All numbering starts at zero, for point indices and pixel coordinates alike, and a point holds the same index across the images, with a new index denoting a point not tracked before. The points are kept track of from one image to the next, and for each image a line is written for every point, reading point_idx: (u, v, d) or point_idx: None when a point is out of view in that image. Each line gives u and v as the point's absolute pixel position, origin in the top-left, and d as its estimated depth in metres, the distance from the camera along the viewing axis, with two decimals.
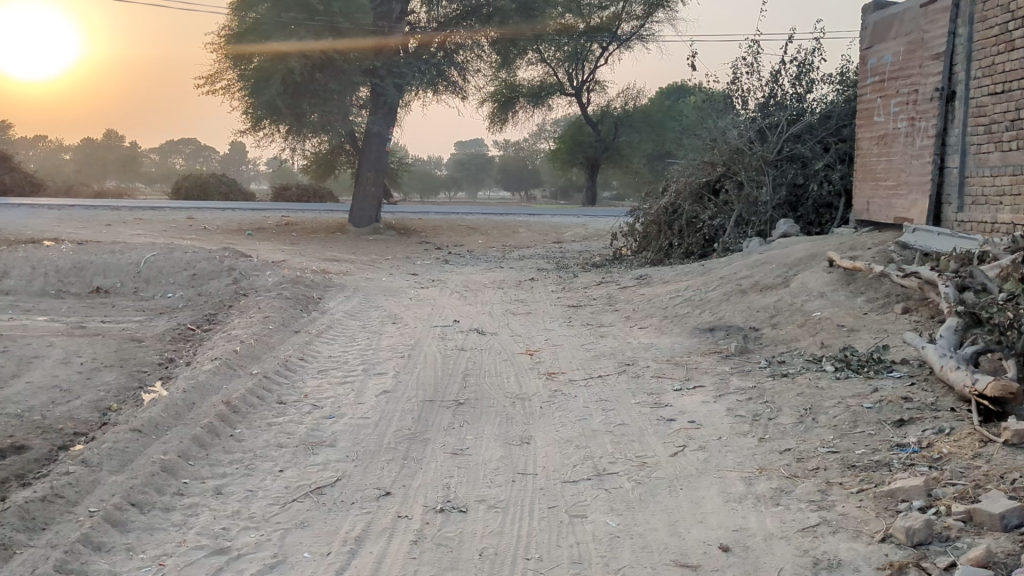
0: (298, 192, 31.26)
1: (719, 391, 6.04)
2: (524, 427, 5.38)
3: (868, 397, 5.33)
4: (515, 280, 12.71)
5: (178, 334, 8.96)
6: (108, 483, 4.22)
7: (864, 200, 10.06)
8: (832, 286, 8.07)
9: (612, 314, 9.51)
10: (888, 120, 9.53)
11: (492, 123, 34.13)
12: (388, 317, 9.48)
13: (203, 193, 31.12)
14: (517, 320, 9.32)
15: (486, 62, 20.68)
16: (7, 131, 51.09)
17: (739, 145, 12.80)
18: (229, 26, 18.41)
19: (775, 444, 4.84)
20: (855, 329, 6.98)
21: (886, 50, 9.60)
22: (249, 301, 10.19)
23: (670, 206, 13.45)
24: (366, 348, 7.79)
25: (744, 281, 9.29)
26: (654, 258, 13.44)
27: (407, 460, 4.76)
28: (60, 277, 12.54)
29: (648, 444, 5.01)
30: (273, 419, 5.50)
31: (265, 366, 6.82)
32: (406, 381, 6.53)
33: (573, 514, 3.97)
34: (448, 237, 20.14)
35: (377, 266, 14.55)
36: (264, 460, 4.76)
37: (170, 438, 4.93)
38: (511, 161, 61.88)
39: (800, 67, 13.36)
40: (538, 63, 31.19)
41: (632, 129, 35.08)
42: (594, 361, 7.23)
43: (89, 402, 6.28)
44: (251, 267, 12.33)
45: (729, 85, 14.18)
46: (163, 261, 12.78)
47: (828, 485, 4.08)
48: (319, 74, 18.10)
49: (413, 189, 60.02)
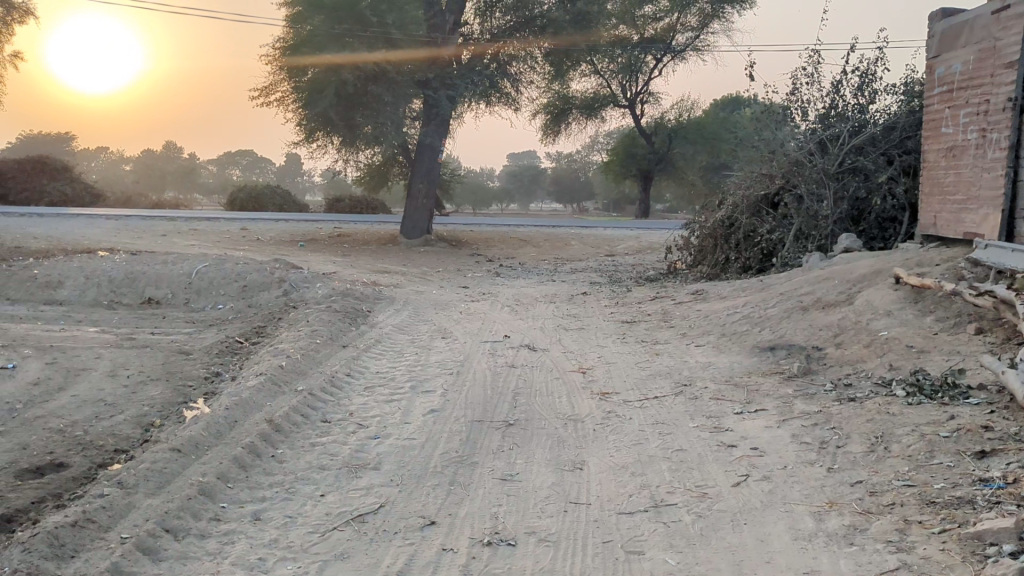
0: (351, 203, 31.40)
1: (783, 415, 5.73)
2: (576, 451, 5.15)
3: (943, 426, 4.97)
4: (568, 294, 12.45)
5: (226, 347, 8.86)
6: (143, 507, 4.08)
7: (931, 214, 9.64)
8: (899, 304, 7.70)
9: (667, 331, 9.22)
10: (958, 131, 9.11)
11: (545, 135, 33.95)
12: (438, 332, 9.29)
13: (258, 204, 31.36)
14: (569, 336, 9.08)
15: (539, 73, 20.49)
16: (70, 144, 52.22)
17: (799, 156, 12.43)
18: (285, 38, 18.53)
19: (844, 474, 4.53)
20: (926, 350, 6.62)
21: (956, 59, 9.19)
22: (297, 314, 10.08)
23: (726, 220, 13.10)
24: (416, 363, 7.61)
25: (805, 297, 8.94)
26: (711, 273, 13.10)
27: (454, 485, 4.55)
28: (113, 287, 12.59)
29: (708, 471, 4.73)
30: (316, 440, 5.32)
31: (311, 382, 6.66)
32: (454, 399, 6.32)
33: (630, 550, 3.72)
34: (499, 250, 19.96)
35: (428, 279, 14.40)
36: (306, 483, 4.58)
37: (209, 459, 4.78)
38: (564, 173, 61.67)
39: (863, 77, 12.93)
40: (591, 74, 30.96)
41: (686, 140, 34.68)
42: (649, 381, 6.96)
43: (132, 417, 6.17)
44: (301, 279, 12.25)
45: (788, 96, 13.80)
46: (214, 272, 12.77)
47: (906, 524, 3.76)
48: (372, 86, 18.07)
49: (466, 201, 60.11)
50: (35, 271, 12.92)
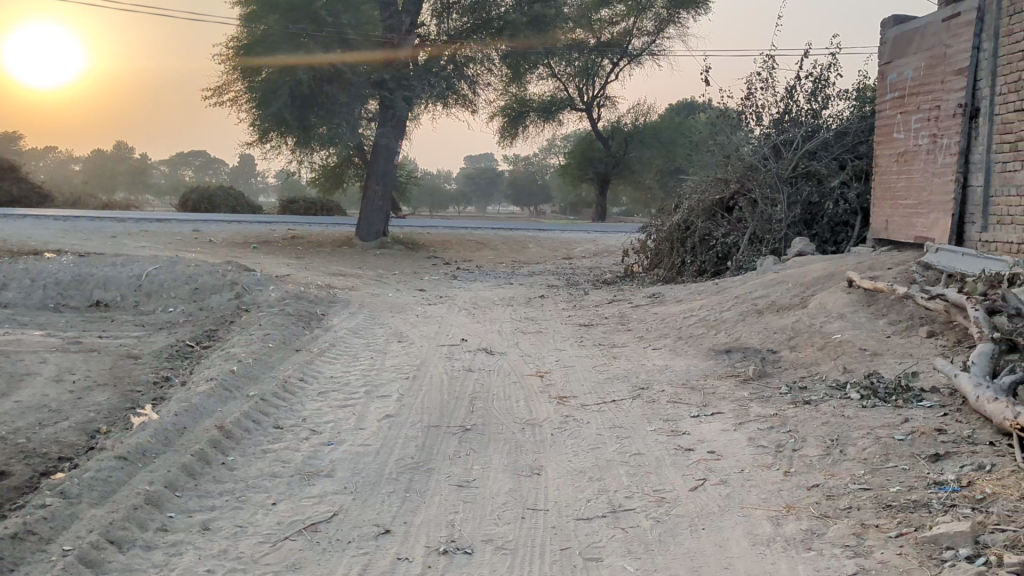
0: (306, 205, 31.10)
1: (739, 418, 5.73)
2: (533, 456, 5.09)
3: (898, 428, 5.00)
4: (525, 297, 12.40)
5: (177, 351, 8.68)
6: (86, 517, 3.95)
7: (883, 219, 9.75)
8: (852, 307, 7.76)
9: (624, 334, 9.21)
10: (909, 137, 9.22)
11: (502, 138, 33.91)
12: (394, 335, 9.20)
13: (210, 205, 30.94)
14: (526, 339, 9.03)
15: (497, 75, 20.46)
16: (18, 143, 51.24)
17: (754, 161, 12.52)
18: (239, 37, 18.28)
19: (802, 478, 4.53)
20: (879, 353, 6.67)
21: (907, 65, 9.31)
22: (250, 317, 9.92)
23: (682, 223, 13.15)
24: (371, 367, 7.51)
25: (760, 300, 8.99)
26: (666, 276, 13.14)
27: (409, 493, 4.47)
28: (60, 290, 12.29)
29: (665, 476, 4.71)
30: (268, 446, 5.21)
31: (263, 387, 6.52)
32: (410, 404, 6.24)
33: (587, 557, 3.67)
34: (456, 252, 19.87)
35: (384, 282, 14.26)
36: (256, 492, 4.47)
37: (156, 467, 4.65)
38: (521, 176, 61.72)
39: (816, 83, 13.05)
40: (549, 77, 31.01)
41: (643, 144, 34.88)
42: (606, 384, 6.93)
43: (77, 423, 5.99)
44: (254, 282, 12.05)
45: (743, 100, 13.90)
46: (165, 275, 12.52)
47: (863, 528, 3.76)
48: (327, 86, 17.89)
49: (422, 204, 59.90)
50: None
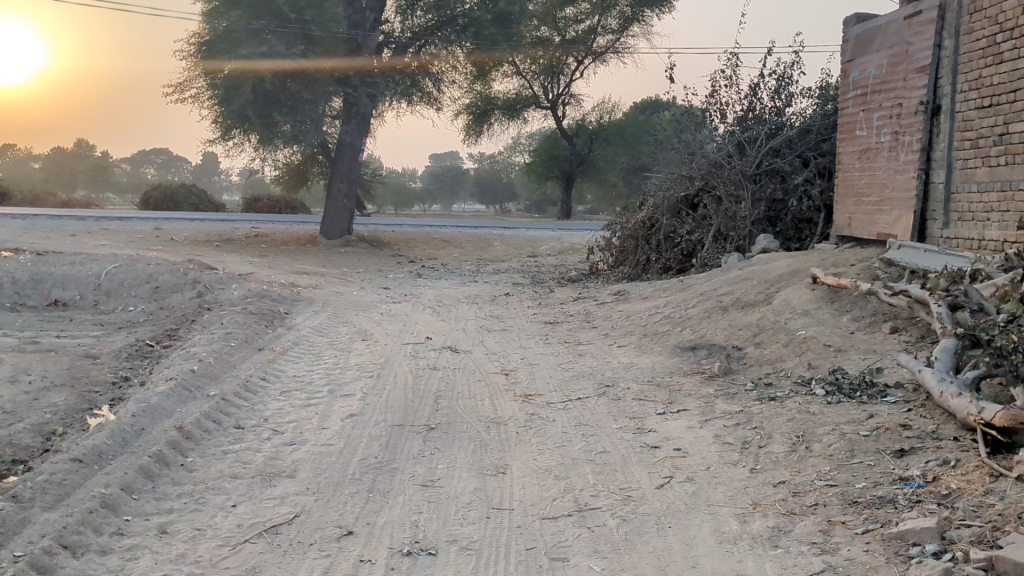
0: (270, 203, 30.83)
1: (705, 415, 5.72)
2: (498, 455, 5.03)
3: (863, 424, 5.01)
4: (490, 295, 12.34)
5: (136, 351, 8.52)
6: (39, 522, 3.84)
7: (846, 215, 9.80)
8: (816, 303, 7.79)
9: (590, 331, 9.18)
10: (872, 134, 9.28)
11: (467, 136, 33.80)
12: (357, 334, 9.09)
13: (172, 203, 30.57)
14: (492, 337, 8.97)
15: (461, 73, 20.37)
16: None
17: (719, 158, 12.55)
18: (200, 33, 18.03)
19: (768, 475, 4.52)
20: (843, 350, 6.70)
21: (870, 63, 9.36)
22: (212, 316, 9.77)
23: (647, 221, 13.17)
24: (334, 366, 7.42)
25: (725, 297, 9.00)
26: (632, 273, 13.14)
27: (372, 493, 4.40)
28: (16, 289, 12.04)
29: (631, 474, 4.68)
30: (228, 447, 5.10)
31: (224, 387, 6.41)
32: (373, 403, 6.15)
33: (553, 557, 3.63)
34: (421, 250, 19.78)
35: (348, 280, 14.14)
36: (216, 494, 4.38)
37: (113, 469, 4.53)
38: (486, 173, 61.66)
39: (780, 81, 13.12)
40: (513, 75, 30.98)
41: (607, 142, 34.97)
42: (572, 382, 6.89)
43: (32, 425, 5.85)
44: (216, 280, 11.89)
45: (707, 99, 13.94)
46: (125, 273, 12.31)
47: (830, 525, 3.75)
48: (291, 83, 17.70)
49: (387, 202, 59.64)
50: None
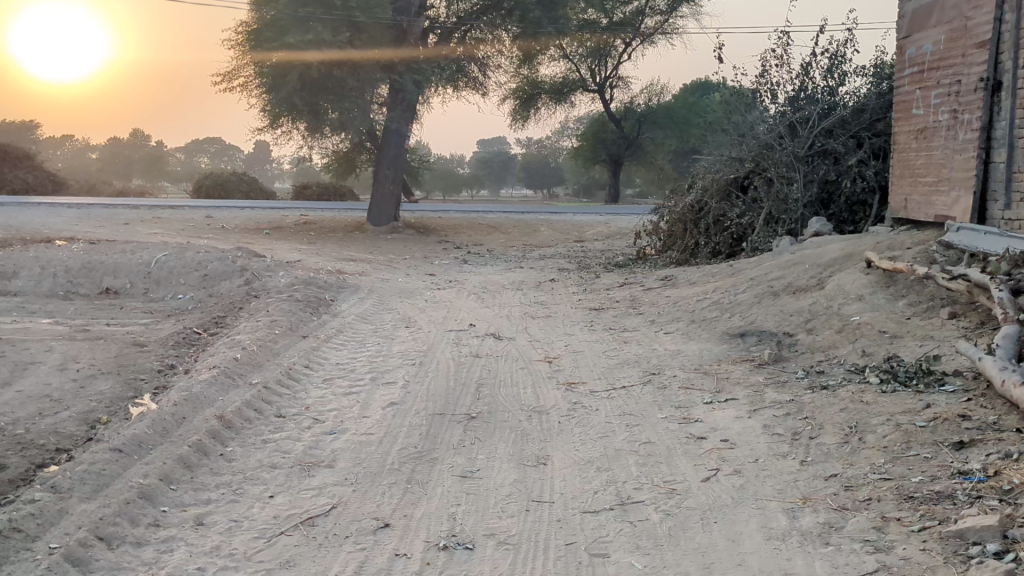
0: (319, 190, 31.02)
1: (753, 405, 5.55)
2: (540, 446, 4.93)
3: (919, 415, 4.81)
4: (536, 281, 12.21)
5: (182, 338, 8.56)
6: (76, 513, 3.82)
7: (902, 197, 9.51)
8: (871, 288, 7.54)
9: (636, 317, 9.03)
10: (928, 112, 8.97)
11: (514, 121, 33.68)
12: (401, 321, 9.04)
13: (223, 191, 30.89)
14: (536, 324, 8.86)
15: (507, 56, 20.25)
16: (33, 131, 51.25)
17: (769, 139, 12.27)
18: (248, 22, 18.09)
19: (818, 468, 4.36)
20: (899, 336, 6.47)
21: (927, 39, 9.04)
22: (258, 303, 9.79)
23: (696, 204, 12.94)
24: (377, 354, 7.37)
25: (776, 282, 8.77)
26: (680, 257, 12.93)
27: (410, 484, 4.32)
28: (69, 277, 12.19)
29: (676, 466, 4.55)
30: (268, 436, 5.07)
31: (266, 375, 6.38)
32: (415, 392, 6.09)
33: (593, 554, 3.52)
34: (467, 236, 19.74)
35: (394, 267, 14.11)
36: (254, 484, 4.33)
37: (152, 459, 4.51)
38: (534, 158, 61.45)
39: (832, 59, 12.77)
40: (560, 59, 30.79)
41: (656, 125, 34.63)
42: (617, 370, 6.76)
43: (77, 413, 5.87)
44: (264, 268, 11.92)
45: (757, 78, 13.63)
46: (174, 261, 12.40)
47: (883, 521, 3.59)
48: (336, 71, 17.69)
49: (436, 187, 59.80)
50: None
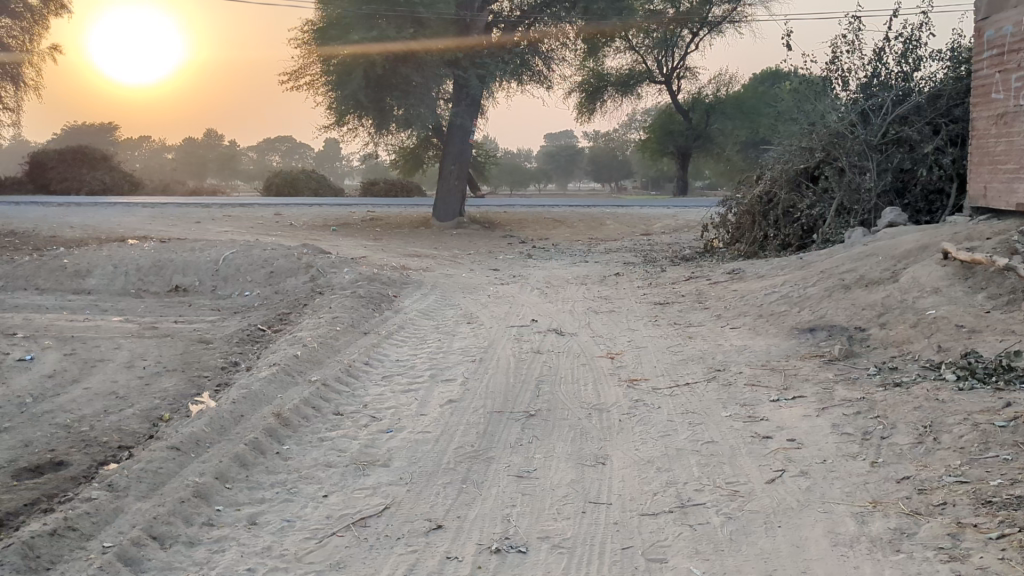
0: (386, 186, 31.24)
1: (822, 403, 5.35)
2: (599, 444, 4.82)
3: (999, 414, 4.55)
4: (600, 275, 12.07)
5: (247, 336, 8.63)
6: (131, 512, 3.84)
7: (981, 185, 9.13)
8: (947, 281, 7.24)
9: (702, 312, 8.84)
10: (1009, 97, 8.60)
11: (580, 114, 33.48)
12: (463, 317, 9.00)
13: (293, 189, 31.30)
14: (599, 319, 8.74)
15: (572, 49, 20.10)
16: (112, 133, 52.69)
17: (841, 128, 11.91)
18: (314, 21, 18.26)
19: (890, 470, 4.16)
20: (977, 330, 6.19)
21: (1007, 20, 8.67)
22: (322, 300, 9.83)
23: (764, 195, 12.65)
24: (438, 350, 7.33)
25: (847, 275, 8.49)
26: (749, 250, 12.66)
27: (466, 484, 4.25)
28: (140, 275, 12.44)
29: (740, 466, 4.39)
30: (325, 434, 5.04)
31: (326, 372, 6.39)
32: (475, 389, 6.01)
33: (651, 558, 3.41)
34: (533, 231, 19.62)
35: (458, 262, 14.09)
36: (309, 483, 4.31)
37: (209, 457, 4.53)
38: (602, 151, 61.04)
39: (907, 44, 12.34)
40: (625, 51, 30.52)
41: (725, 116, 34.07)
42: (681, 366, 6.60)
43: (141, 411, 5.94)
44: (329, 264, 11.99)
45: (827, 66, 13.25)
46: (241, 259, 12.56)
47: (959, 528, 3.39)
48: (401, 67, 17.74)
49: (503, 182, 59.98)
50: (63, 260, 12.80)
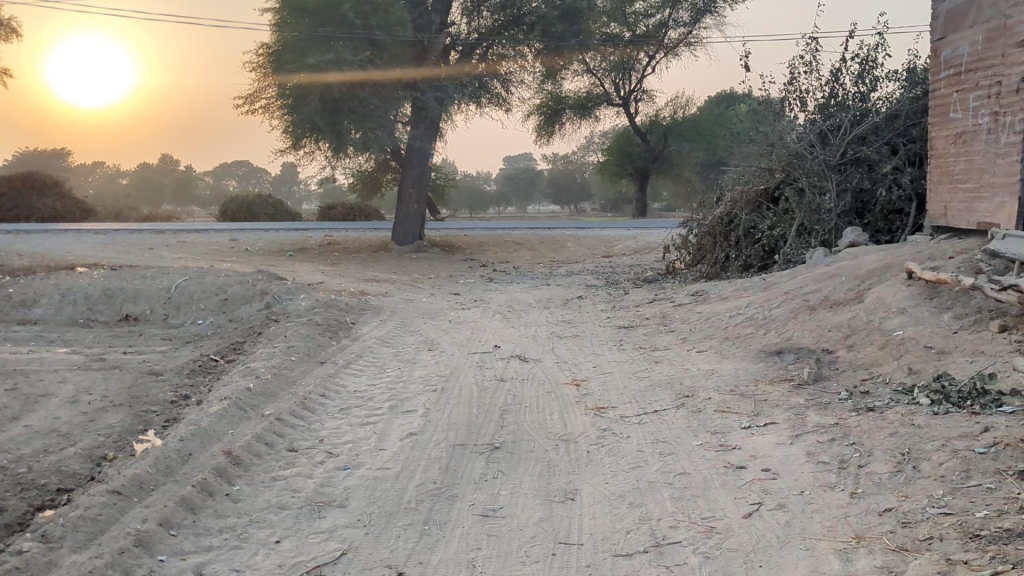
0: (344, 210, 30.95)
1: (795, 429, 5.19)
2: (568, 478, 4.61)
3: (977, 439, 4.40)
4: (562, 298, 11.89)
5: (198, 367, 8.30)
6: (66, 566, 3.57)
7: (942, 204, 9.10)
8: (913, 301, 7.15)
9: (667, 335, 8.68)
10: (967, 116, 8.57)
11: (538, 136, 33.39)
12: (423, 344, 8.75)
13: (249, 214, 30.86)
14: (563, 344, 8.53)
15: (530, 72, 20.00)
16: (64, 158, 51.81)
17: (800, 148, 11.89)
18: (269, 44, 17.99)
19: (870, 501, 3.99)
20: (947, 351, 6.08)
21: (963, 40, 8.65)
22: (277, 328, 9.53)
23: (725, 216, 12.58)
24: (397, 379, 7.08)
25: (812, 296, 8.39)
26: (711, 271, 12.55)
27: (428, 525, 4.02)
28: (89, 304, 12.02)
29: (715, 499, 4.21)
30: (278, 473, 4.78)
31: (279, 405, 6.10)
32: (436, 421, 5.76)
33: None
34: (493, 254, 19.44)
35: (418, 287, 13.84)
36: (261, 527, 4.04)
37: (152, 502, 4.25)
38: (559, 174, 61.18)
39: (864, 64, 12.39)
40: (583, 74, 30.56)
41: (682, 138, 34.18)
42: (648, 393, 6.42)
43: (83, 450, 5.62)
44: (284, 291, 11.68)
45: (785, 87, 13.27)
46: (194, 286, 12.20)
47: (949, 565, 3.22)
48: (358, 90, 17.52)
49: (462, 205, 59.83)
50: (8, 290, 12.35)
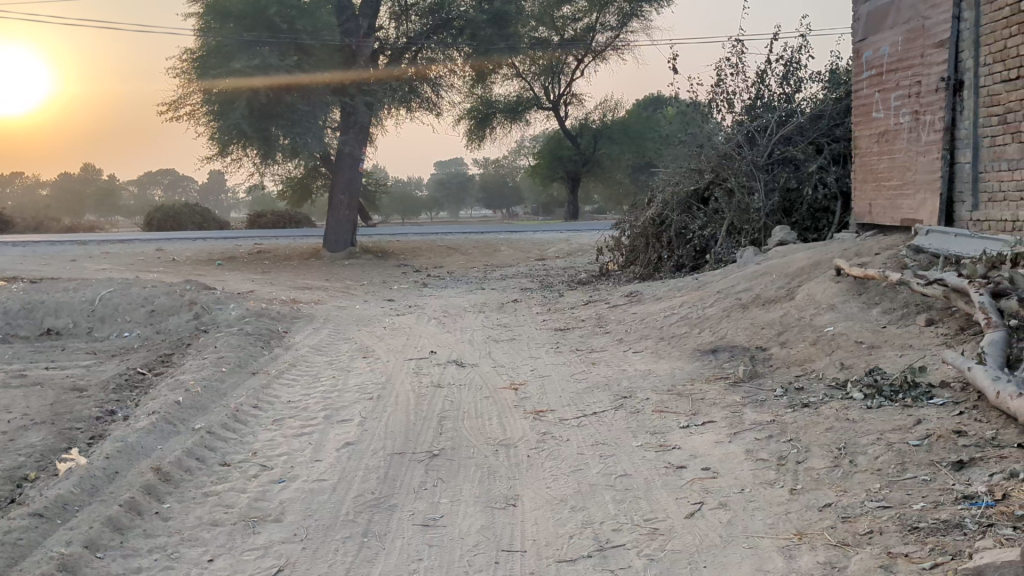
0: (274, 218, 30.46)
1: (733, 427, 5.21)
2: (508, 484, 4.55)
3: (910, 432, 4.46)
4: (497, 302, 11.84)
5: (124, 381, 8.04)
6: None
7: (867, 202, 9.27)
8: (843, 297, 7.26)
9: (603, 337, 8.68)
10: (890, 115, 8.75)
11: (469, 140, 33.28)
12: (358, 351, 8.61)
13: (175, 223, 30.19)
14: (499, 348, 8.47)
15: (459, 76, 19.94)
16: None
17: (728, 149, 12.04)
18: (192, 49, 17.60)
19: (810, 497, 4.01)
20: (877, 346, 6.18)
21: (883, 41, 8.82)
22: (206, 339, 9.29)
23: (657, 217, 12.67)
24: (332, 388, 6.95)
25: (744, 294, 8.47)
26: (644, 272, 12.62)
27: (367, 537, 3.92)
28: (7, 319, 11.58)
29: (657, 500, 4.19)
30: (210, 488, 4.62)
31: (210, 419, 5.92)
32: (372, 430, 5.66)
33: None
34: (426, 259, 19.33)
35: (350, 294, 13.65)
36: (192, 546, 3.90)
37: (77, 524, 4.07)
38: (491, 179, 61.15)
39: (788, 66, 12.61)
40: (513, 78, 30.58)
41: (612, 140, 34.42)
42: (586, 395, 6.40)
43: (2, 471, 5.38)
44: (213, 301, 11.41)
45: (712, 89, 13.45)
46: (119, 298, 11.85)
47: (890, 559, 3.24)
48: (286, 95, 17.25)
49: (393, 211, 59.46)
50: None
